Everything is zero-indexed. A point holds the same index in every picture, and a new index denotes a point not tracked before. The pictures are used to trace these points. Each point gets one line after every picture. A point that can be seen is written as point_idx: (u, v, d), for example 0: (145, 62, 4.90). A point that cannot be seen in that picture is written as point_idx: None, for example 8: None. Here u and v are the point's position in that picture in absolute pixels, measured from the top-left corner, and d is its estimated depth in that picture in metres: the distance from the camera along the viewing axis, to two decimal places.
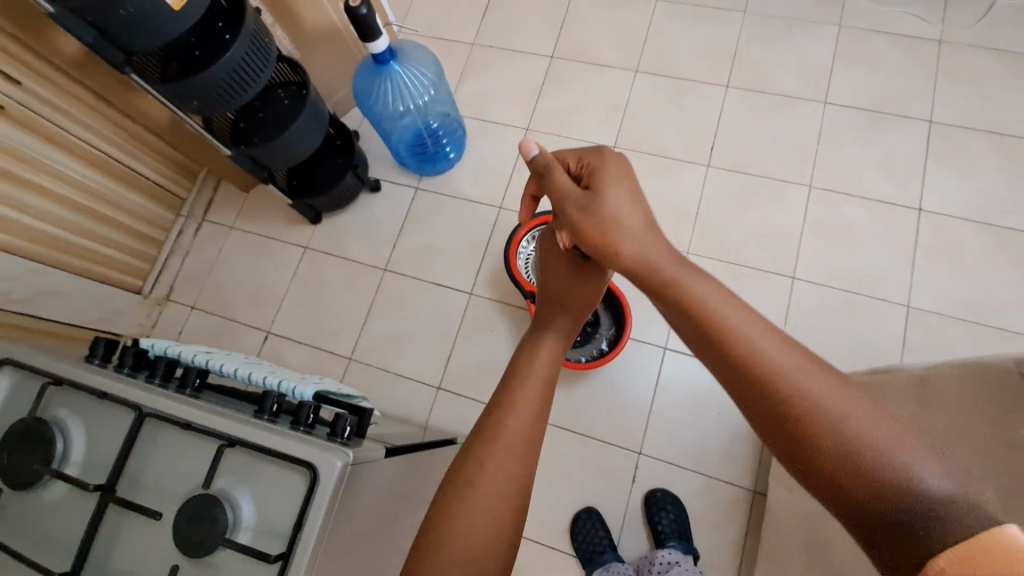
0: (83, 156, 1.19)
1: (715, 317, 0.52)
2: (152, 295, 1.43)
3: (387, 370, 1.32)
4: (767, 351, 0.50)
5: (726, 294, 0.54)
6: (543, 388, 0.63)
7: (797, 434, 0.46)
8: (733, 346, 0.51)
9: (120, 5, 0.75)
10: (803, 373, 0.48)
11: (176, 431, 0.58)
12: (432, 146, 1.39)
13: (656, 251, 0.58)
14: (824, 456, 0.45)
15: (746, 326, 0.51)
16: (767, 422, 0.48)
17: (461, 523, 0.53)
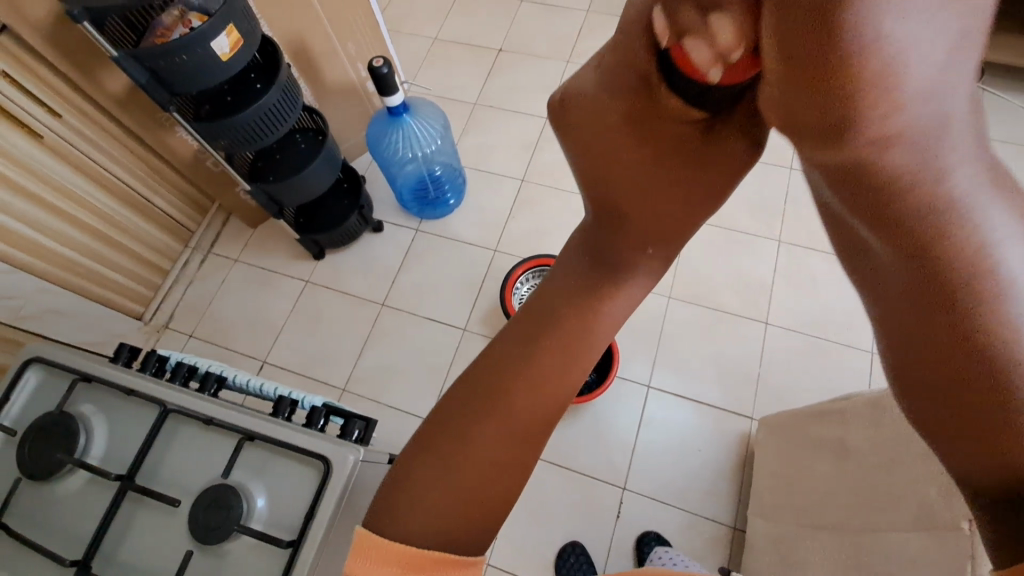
0: (104, 184, 1.26)
1: (967, 245, 0.27)
2: (153, 321, 1.46)
3: (380, 402, 1.35)
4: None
5: (1012, 207, 0.27)
6: (590, 337, 0.42)
7: (991, 429, 0.28)
8: (986, 295, 0.27)
9: (176, 53, 0.86)
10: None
11: (195, 427, 0.62)
12: (433, 190, 1.51)
13: (950, 113, 0.27)
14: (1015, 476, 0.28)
15: (1016, 256, 0.27)
16: (968, 408, 0.28)
17: (462, 461, 0.40)
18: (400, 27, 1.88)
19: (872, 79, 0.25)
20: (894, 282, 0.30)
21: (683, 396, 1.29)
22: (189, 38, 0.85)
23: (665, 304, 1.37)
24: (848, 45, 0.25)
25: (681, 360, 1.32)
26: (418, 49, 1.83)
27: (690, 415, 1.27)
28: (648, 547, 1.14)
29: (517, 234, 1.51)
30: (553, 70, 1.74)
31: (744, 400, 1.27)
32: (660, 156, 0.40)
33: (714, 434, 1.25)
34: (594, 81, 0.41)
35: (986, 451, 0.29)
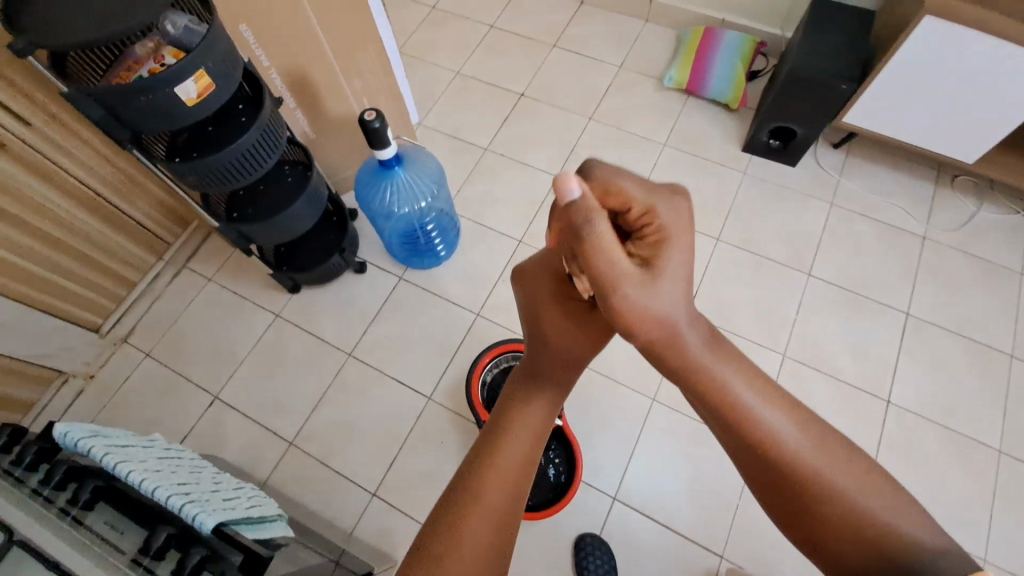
0: (73, 194, 1.18)
1: (742, 408, 0.55)
2: (109, 334, 1.39)
3: (326, 463, 1.26)
4: (782, 434, 0.55)
5: (746, 376, 0.56)
6: (538, 421, 0.65)
7: (777, 500, 0.56)
8: (757, 431, 0.55)
9: (141, 93, 0.78)
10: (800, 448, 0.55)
11: (40, 567, 0.53)
12: (424, 241, 1.39)
13: (679, 321, 0.54)
14: (824, 519, 0.53)
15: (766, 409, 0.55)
16: (771, 489, 0.56)
17: (450, 562, 0.53)
18: (423, 56, 1.80)
19: (661, 328, 0.54)
20: (705, 418, 0.59)
21: (650, 515, 1.17)
22: (151, 82, 0.77)
23: (648, 405, 1.26)
24: (626, 308, 0.52)
25: (656, 474, 1.20)
26: (437, 82, 1.74)
27: (654, 539, 1.16)
28: (584, 560, 1.11)
29: (503, 300, 1.40)
30: (573, 126, 1.64)
31: (716, 533, 1.15)
32: (558, 322, 0.69)
33: (676, 567, 1.13)
34: (533, 268, 0.73)
35: (792, 504, 0.55)
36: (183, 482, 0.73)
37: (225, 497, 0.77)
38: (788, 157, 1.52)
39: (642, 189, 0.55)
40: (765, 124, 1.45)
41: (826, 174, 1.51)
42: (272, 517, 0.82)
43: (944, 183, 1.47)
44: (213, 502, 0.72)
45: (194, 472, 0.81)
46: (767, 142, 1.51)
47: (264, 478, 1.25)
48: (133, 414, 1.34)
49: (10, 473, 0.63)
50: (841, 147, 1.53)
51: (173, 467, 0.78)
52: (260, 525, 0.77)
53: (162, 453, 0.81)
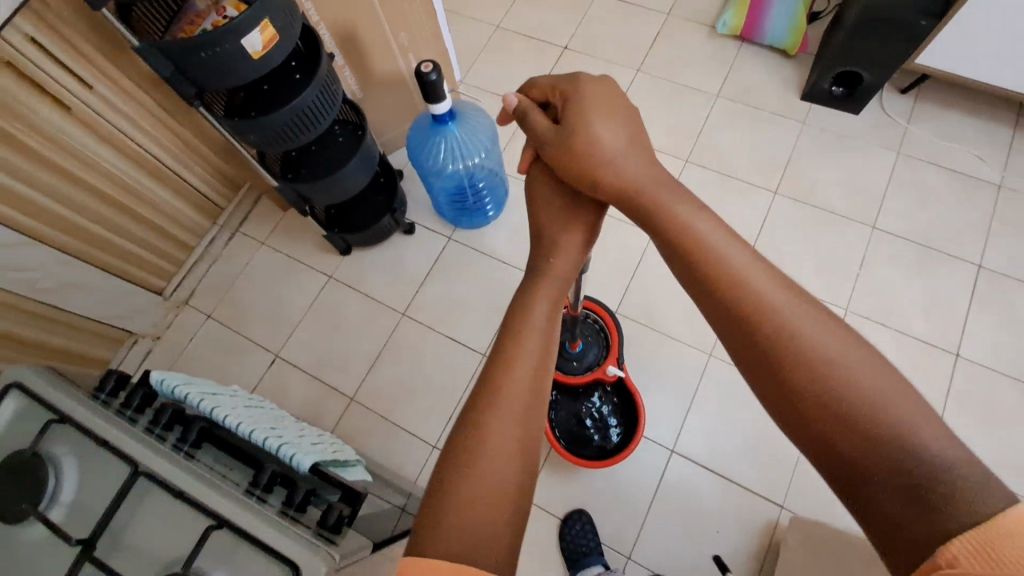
0: (131, 155, 1.20)
1: (733, 281, 0.50)
2: (172, 297, 1.44)
3: (387, 418, 1.29)
4: (817, 336, 0.45)
5: (741, 247, 0.53)
6: (524, 416, 0.53)
7: (810, 422, 0.43)
8: (741, 300, 0.49)
9: (204, 48, 0.79)
10: (832, 355, 0.44)
11: (165, 496, 0.57)
12: (472, 199, 1.38)
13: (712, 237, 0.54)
14: (814, 394, 0.43)
15: (751, 274, 0.50)
16: (769, 388, 0.46)
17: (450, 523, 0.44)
18: (461, 9, 1.74)
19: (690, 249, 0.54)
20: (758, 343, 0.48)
21: (709, 467, 1.18)
22: (220, 32, 0.77)
23: (704, 361, 1.26)
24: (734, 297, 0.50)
25: (715, 428, 1.20)
26: (477, 37, 1.69)
27: (714, 490, 1.17)
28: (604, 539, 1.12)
29: None
30: (622, 78, 1.58)
31: (777, 485, 1.16)
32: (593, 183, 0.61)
33: (734, 518, 1.14)
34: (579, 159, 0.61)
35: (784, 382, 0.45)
36: (277, 428, 0.79)
37: (314, 441, 0.82)
38: (851, 105, 1.44)
39: (581, 83, 0.64)
40: (828, 71, 1.37)
41: (893, 122, 1.43)
42: (356, 461, 0.87)
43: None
44: (308, 445, 0.77)
45: (282, 420, 0.86)
46: (830, 90, 1.43)
47: (328, 432, 1.30)
48: (198, 373, 1.39)
49: (123, 413, 0.67)
50: (910, 92, 1.44)
51: (262, 414, 0.83)
52: (345, 468, 0.79)
53: (246, 402, 0.85)
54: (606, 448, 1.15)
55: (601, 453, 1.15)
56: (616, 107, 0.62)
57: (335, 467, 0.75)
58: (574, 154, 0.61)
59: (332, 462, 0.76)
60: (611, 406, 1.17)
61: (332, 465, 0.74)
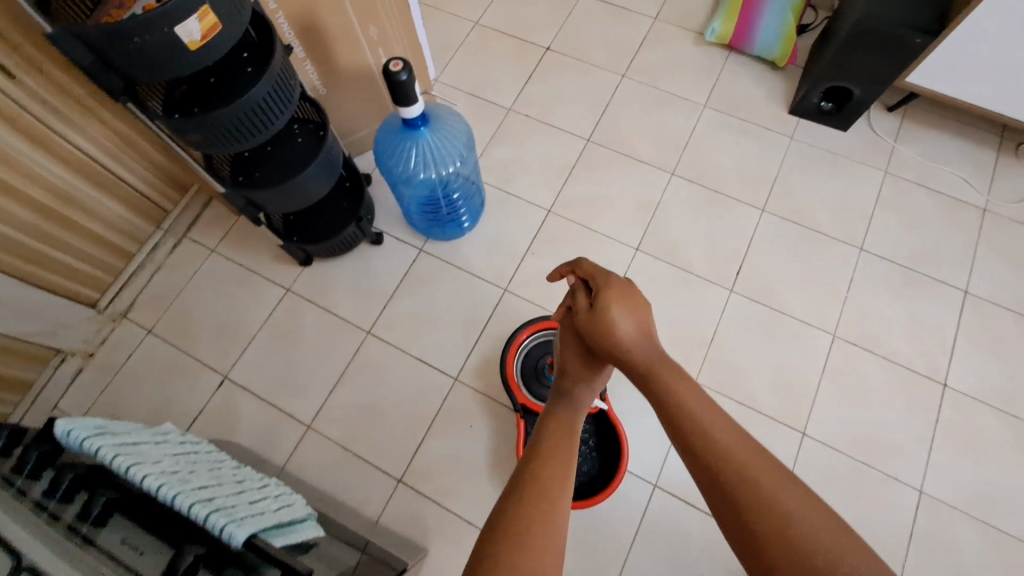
0: (58, 153, 1.05)
1: (699, 426, 0.51)
2: (108, 309, 1.29)
3: (348, 448, 1.18)
4: (782, 492, 0.46)
5: (702, 396, 0.54)
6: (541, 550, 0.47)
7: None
8: (714, 456, 0.49)
9: (133, 35, 0.67)
10: (807, 519, 0.44)
11: None
12: (445, 210, 1.28)
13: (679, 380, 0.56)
14: (767, 541, 0.43)
15: (721, 429, 0.51)
16: (747, 553, 0.45)
17: None
18: (437, 3, 1.63)
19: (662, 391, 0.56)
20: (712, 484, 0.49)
21: (693, 502, 1.12)
22: (149, 17, 0.66)
23: None
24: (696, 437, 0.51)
25: None
26: (454, 33, 1.59)
27: (698, 528, 1.10)
28: None
29: (533, 274, 1.30)
30: (606, 84, 1.50)
31: None
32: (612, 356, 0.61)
33: (718, 558, 1.08)
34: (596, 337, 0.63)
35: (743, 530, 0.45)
36: (212, 484, 0.67)
37: (258, 495, 0.71)
38: (840, 121, 1.40)
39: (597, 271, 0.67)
40: (819, 85, 1.32)
41: (881, 140, 1.40)
42: (306, 515, 0.76)
43: (1007, 149, 1.37)
44: (247, 505, 0.66)
45: (220, 469, 0.75)
46: (819, 104, 1.38)
47: (282, 463, 1.18)
48: (137, 395, 1.25)
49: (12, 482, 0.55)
50: (897, 110, 1.41)
51: (196, 464, 0.71)
52: (290, 530, 0.68)
53: (176, 449, 0.73)
54: (586, 484, 1.07)
55: (581, 489, 1.07)
56: (638, 297, 0.64)
57: (278, 534, 0.64)
58: (599, 334, 0.62)
59: (276, 526, 0.65)
60: (593, 438, 1.10)
61: (275, 532, 0.64)
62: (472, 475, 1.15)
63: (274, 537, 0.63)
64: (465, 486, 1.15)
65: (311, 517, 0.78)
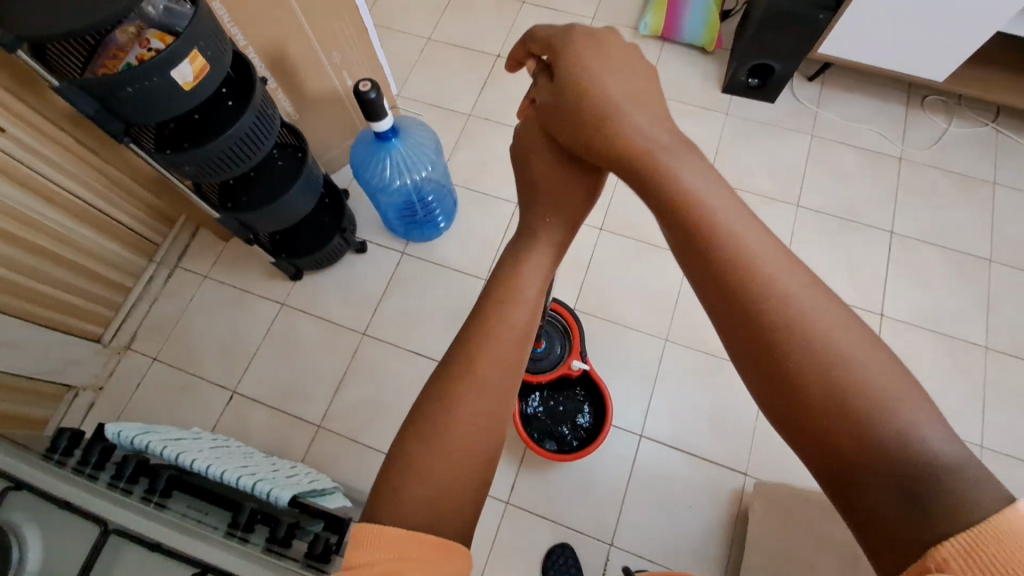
0: (55, 200, 1.13)
1: (703, 222, 0.46)
2: (112, 343, 1.36)
3: (358, 440, 1.28)
4: (797, 294, 0.41)
5: (713, 194, 0.48)
6: (496, 385, 0.50)
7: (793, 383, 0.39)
8: (721, 251, 0.45)
9: (127, 84, 0.76)
10: (808, 307, 0.41)
11: (140, 552, 0.56)
12: (421, 212, 1.38)
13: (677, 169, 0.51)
14: (775, 342, 0.40)
15: (737, 224, 0.46)
16: (739, 340, 0.43)
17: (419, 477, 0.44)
18: (390, 24, 1.74)
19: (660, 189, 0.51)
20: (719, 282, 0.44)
21: (675, 446, 1.24)
22: (148, 66, 0.75)
23: (661, 346, 1.32)
24: (702, 234, 0.46)
25: (677, 409, 1.27)
26: (409, 50, 1.70)
27: (683, 468, 1.23)
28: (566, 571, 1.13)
29: None
30: None
31: (740, 455, 1.23)
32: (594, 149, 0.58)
33: (705, 491, 1.21)
34: (577, 122, 0.60)
35: (751, 326, 0.42)
36: (250, 465, 0.77)
37: (289, 472, 0.82)
38: (767, 94, 1.55)
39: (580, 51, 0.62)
40: (744, 65, 1.48)
41: (804, 107, 1.56)
42: (333, 489, 0.86)
43: (915, 103, 1.54)
44: (283, 478, 0.77)
45: (252, 456, 0.84)
46: (746, 81, 1.53)
47: (298, 462, 1.26)
48: (150, 419, 1.32)
49: (82, 470, 0.64)
50: (816, 79, 1.58)
51: (231, 453, 0.81)
52: (323, 496, 0.79)
53: (212, 443, 0.82)
54: (578, 440, 1.19)
55: (574, 445, 1.18)
56: (629, 78, 0.59)
57: (314, 497, 0.75)
58: (582, 126, 0.59)
59: (311, 492, 0.76)
60: (579, 399, 1.21)
61: (312, 496, 0.75)
62: None
63: (312, 499, 0.74)
64: None
65: (337, 491, 0.88)
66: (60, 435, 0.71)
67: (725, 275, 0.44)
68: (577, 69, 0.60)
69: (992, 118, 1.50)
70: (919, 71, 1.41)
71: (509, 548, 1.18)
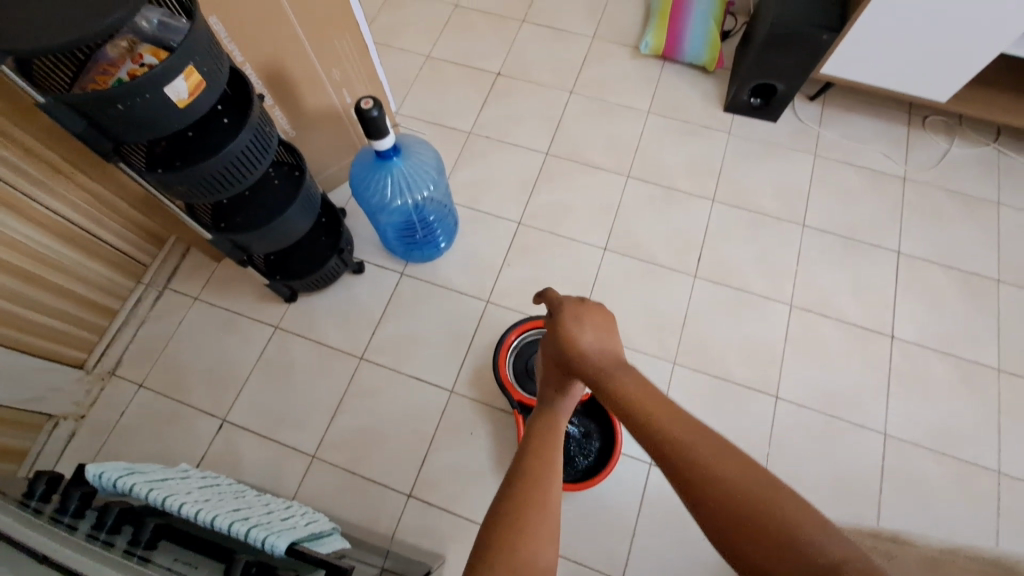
0: (38, 219, 1.08)
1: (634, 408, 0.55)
2: (96, 369, 1.29)
3: (355, 471, 1.22)
4: (715, 460, 0.48)
5: (639, 382, 0.57)
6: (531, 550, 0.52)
7: (736, 542, 0.44)
8: (650, 435, 0.52)
9: (118, 101, 0.72)
10: (724, 468, 0.47)
11: None
12: (421, 233, 1.35)
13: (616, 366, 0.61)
14: (713, 509, 0.46)
15: (656, 408, 0.54)
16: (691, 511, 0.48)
17: None
18: (389, 41, 1.72)
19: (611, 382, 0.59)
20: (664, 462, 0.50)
21: None
22: (140, 82, 0.72)
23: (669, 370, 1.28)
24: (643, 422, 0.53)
25: None
26: (408, 68, 1.68)
27: None
28: None
29: (512, 283, 1.38)
30: (557, 101, 1.61)
31: None
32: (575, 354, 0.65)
33: None
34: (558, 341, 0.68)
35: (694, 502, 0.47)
36: (243, 507, 0.72)
37: (285, 513, 0.76)
38: (769, 113, 1.54)
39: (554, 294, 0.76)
40: (746, 84, 1.47)
41: (807, 126, 1.55)
42: (331, 530, 0.80)
43: (916, 124, 1.54)
44: (280, 521, 0.71)
45: (243, 496, 0.78)
46: (748, 101, 1.53)
47: (291, 496, 1.20)
48: (134, 450, 1.25)
49: (59, 519, 0.58)
50: (817, 99, 1.57)
51: (221, 493, 0.75)
52: (322, 540, 0.73)
53: (200, 482, 0.76)
54: (586, 467, 1.14)
55: (582, 474, 1.14)
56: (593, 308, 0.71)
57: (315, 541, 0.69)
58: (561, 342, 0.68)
59: (311, 535, 0.70)
60: (586, 425, 1.17)
61: (312, 540, 0.69)
62: (478, 480, 1.20)
63: (312, 544, 0.68)
64: (473, 492, 1.19)
65: (334, 532, 0.82)
66: (38, 479, 0.65)
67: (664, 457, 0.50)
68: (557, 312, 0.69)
69: (993, 139, 1.51)
70: (921, 91, 1.40)
71: None
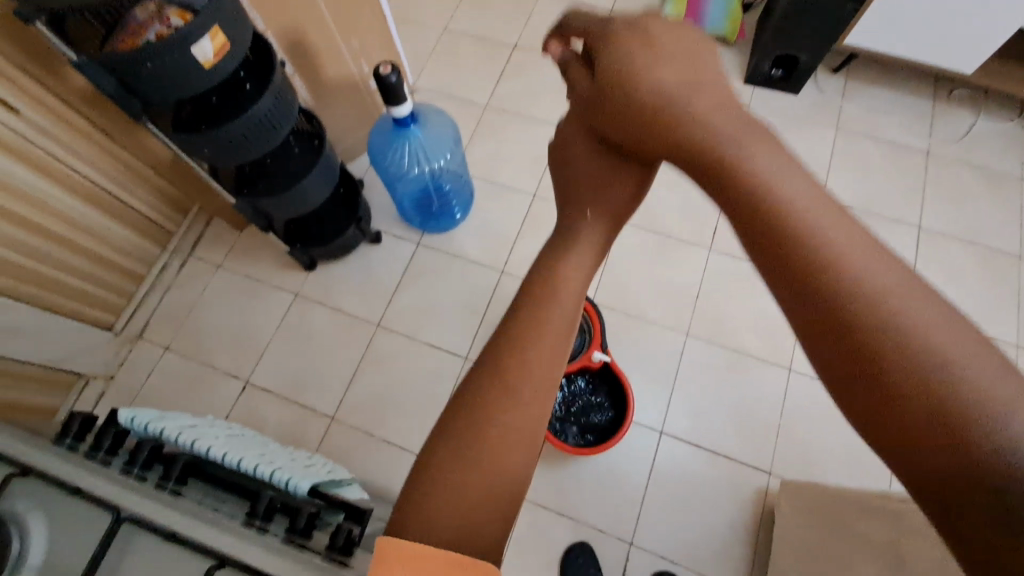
0: (69, 185, 1.11)
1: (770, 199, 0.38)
2: (124, 332, 1.34)
3: (371, 434, 1.25)
4: (880, 281, 0.33)
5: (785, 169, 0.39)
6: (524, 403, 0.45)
7: (871, 386, 0.32)
8: (785, 233, 0.37)
9: (147, 60, 0.74)
10: (896, 295, 0.33)
11: (156, 538, 0.54)
12: (437, 203, 1.38)
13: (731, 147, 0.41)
14: (852, 336, 0.33)
15: (811, 208, 0.37)
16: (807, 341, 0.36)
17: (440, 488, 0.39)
18: (406, 13, 1.72)
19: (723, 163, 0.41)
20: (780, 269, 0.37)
21: (697, 444, 1.21)
22: (167, 42, 0.73)
23: (682, 342, 1.29)
24: (769, 217, 0.37)
25: (699, 406, 1.24)
26: (425, 40, 1.67)
27: (704, 466, 1.19)
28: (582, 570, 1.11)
29: (526, 254, 1.39)
30: None
31: (763, 453, 1.20)
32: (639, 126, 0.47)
33: (728, 489, 1.18)
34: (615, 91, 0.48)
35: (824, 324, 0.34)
36: (266, 452, 0.76)
37: (306, 461, 0.80)
38: (790, 86, 1.52)
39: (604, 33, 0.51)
40: (767, 55, 1.44)
41: (829, 99, 1.52)
42: (351, 480, 0.84)
43: (943, 97, 1.50)
44: (301, 466, 0.75)
45: (268, 445, 0.81)
46: (769, 72, 1.50)
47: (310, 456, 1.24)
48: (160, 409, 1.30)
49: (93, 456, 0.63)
50: (840, 71, 1.54)
51: (247, 441, 0.78)
52: (341, 485, 0.77)
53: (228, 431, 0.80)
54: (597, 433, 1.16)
55: (593, 439, 1.16)
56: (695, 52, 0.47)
57: (334, 485, 0.73)
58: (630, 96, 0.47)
59: (330, 480, 0.74)
60: (598, 392, 1.19)
61: (331, 484, 0.73)
62: None
63: (331, 487, 0.72)
64: None
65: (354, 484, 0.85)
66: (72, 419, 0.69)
67: (784, 264, 0.36)
68: (615, 50, 0.48)
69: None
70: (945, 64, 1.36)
71: (526, 545, 1.15)
